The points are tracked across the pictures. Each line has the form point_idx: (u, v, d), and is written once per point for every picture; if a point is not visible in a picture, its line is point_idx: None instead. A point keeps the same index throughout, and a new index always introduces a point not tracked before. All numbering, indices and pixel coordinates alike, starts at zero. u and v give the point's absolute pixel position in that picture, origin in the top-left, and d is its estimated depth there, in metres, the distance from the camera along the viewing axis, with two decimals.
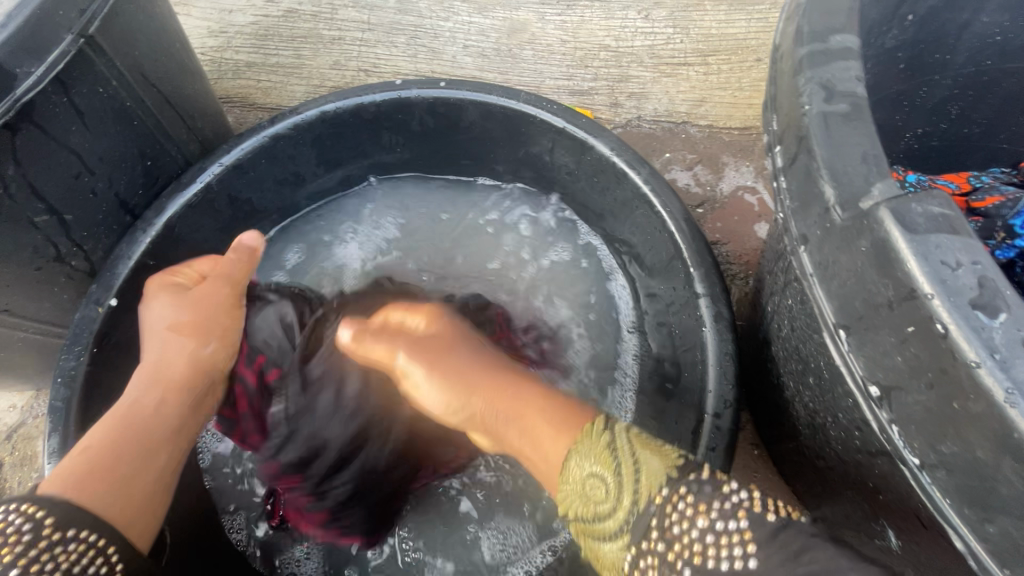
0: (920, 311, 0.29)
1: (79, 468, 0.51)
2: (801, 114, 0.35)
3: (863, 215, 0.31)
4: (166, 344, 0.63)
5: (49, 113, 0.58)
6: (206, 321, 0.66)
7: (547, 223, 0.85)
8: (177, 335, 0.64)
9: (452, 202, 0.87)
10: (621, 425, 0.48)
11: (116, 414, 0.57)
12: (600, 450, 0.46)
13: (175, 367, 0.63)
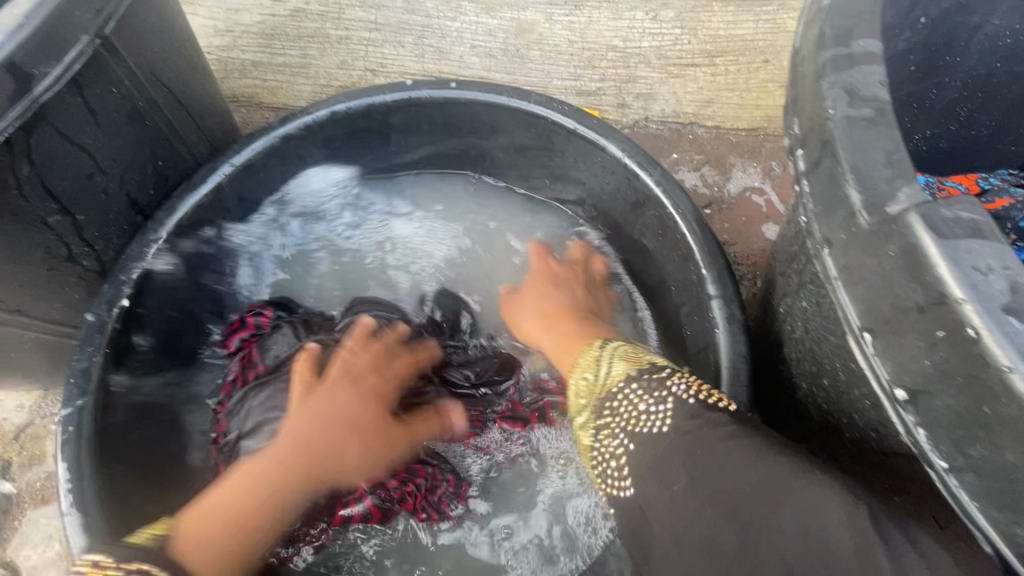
0: (951, 316, 0.28)
1: (199, 539, 0.52)
2: (825, 117, 0.35)
3: (891, 220, 0.31)
4: (325, 424, 0.59)
5: (62, 113, 0.58)
6: (363, 426, 0.62)
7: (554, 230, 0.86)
8: (319, 419, 0.59)
9: (461, 208, 0.88)
10: (612, 345, 0.62)
11: (244, 476, 0.56)
12: (590, 361, 0.61)
13: (328, 447, 0.59)
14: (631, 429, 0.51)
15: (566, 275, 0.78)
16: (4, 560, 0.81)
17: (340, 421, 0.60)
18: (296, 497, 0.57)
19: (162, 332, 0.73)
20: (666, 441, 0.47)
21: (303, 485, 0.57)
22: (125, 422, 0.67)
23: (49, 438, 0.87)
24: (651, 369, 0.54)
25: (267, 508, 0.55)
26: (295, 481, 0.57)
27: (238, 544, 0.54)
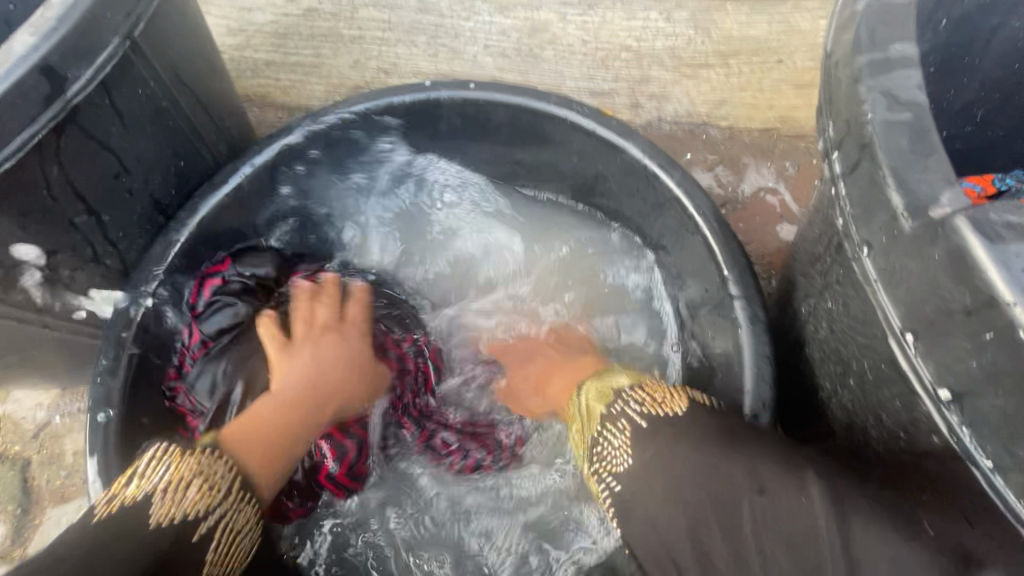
0: (999, 319, 0.28)
1: (240, 439, 0.56)
2: (863, 121, 0.36)
3: (936, 224, 0.31)
4: (304, 376, 0.65)
5: (92, 115, 0.58)
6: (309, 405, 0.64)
7: (578, 230, 0.87)
8: (303, 366, 0.66)
9: (501, 200, 0.90)
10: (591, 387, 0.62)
11: (263, 399, 0.62)
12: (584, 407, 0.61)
13: (326, 391, 0.66)
14: (613, 462, 0.53)
15: (538, 360, 0.77)
16: (26, 558, 0.82)
17: (328, 358, 0.68)
18: (308, 425, 0.63)
19: (184, 330, 0.74)
20: (635, 470, 0.51)
21: (312, 408, 0.64)
22: (150, 420, 0.68)
23: (69, 437, 0.88)
24: (625, 390, 0.57)
25: (285, 434, 0.60)
26: (300, 417, 0.62)
27: (275, 455, 0.57)
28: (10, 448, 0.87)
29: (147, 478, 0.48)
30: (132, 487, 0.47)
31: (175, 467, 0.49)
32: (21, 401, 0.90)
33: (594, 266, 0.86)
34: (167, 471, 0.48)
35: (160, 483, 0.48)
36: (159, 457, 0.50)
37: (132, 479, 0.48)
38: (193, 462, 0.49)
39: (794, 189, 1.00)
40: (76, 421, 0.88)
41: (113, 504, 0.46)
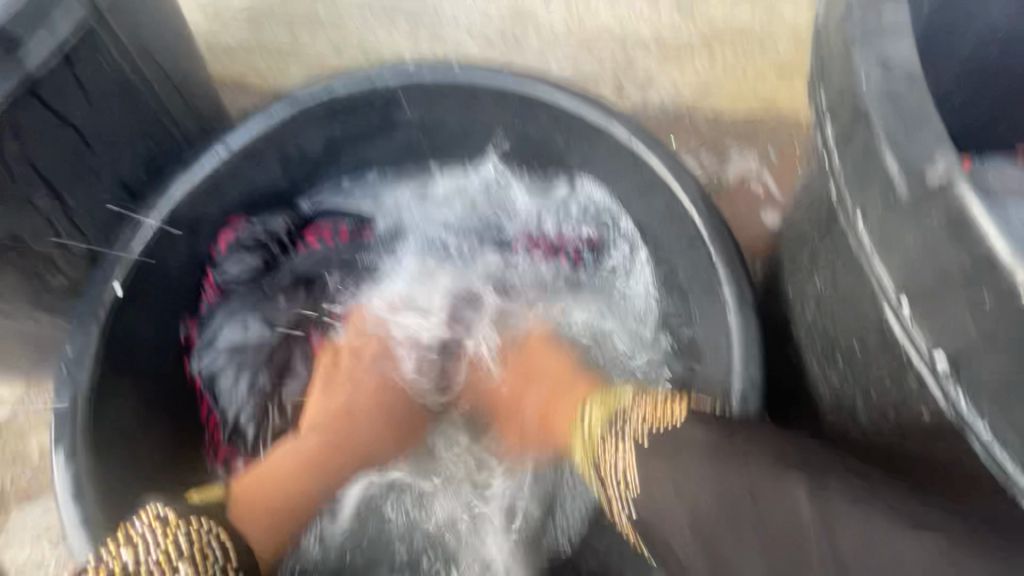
0: (1000, 281, 0.28)
1: (251, 502, 0.66)
2: (858, 89, 0.35)
3: (933, 189, 0.30)
4: (341, 416, 0.72)
5: (53, 88, 0.56)
6: (331, 449, 0.70)
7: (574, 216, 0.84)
8: (325, 413, 0.71)
9: (486, 165, 0.85)
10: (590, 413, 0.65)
11: (278, 452, 0.69)
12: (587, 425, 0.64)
13: (359, 441, 0.72)
14: (607, 467, 0.58)
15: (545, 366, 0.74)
16: None
17: (352, 411, 0.72)
18: (334, 478, 0.70)
19: (155, 319, 0.71)
20: (638, 476, 0.53)
21: (337, 465, 0.70)
22: (123, 412, 0.65)
23: (35, 433, 0.84)
24: (628, 407, 0.61)
25: (298, 491, 0.68)
26: (317, 477, 0.69)
27: (292, 509, 0.67)
28: None
29: (136, 548, 0.51)
30: (124, 552, 0.51)
31: (164, 546, 0.52)
32: None
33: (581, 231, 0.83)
34: (156, 549, 0.52)
35: (147, 559, 0.51)
36: (151, 530, 0.54)
37: (122, 544, 0.52)
38: (181, 543, 0.53)
39: (777, 175, 1.02)
40: (42, 416, 0.84)
41: (103, 567, 0.50)
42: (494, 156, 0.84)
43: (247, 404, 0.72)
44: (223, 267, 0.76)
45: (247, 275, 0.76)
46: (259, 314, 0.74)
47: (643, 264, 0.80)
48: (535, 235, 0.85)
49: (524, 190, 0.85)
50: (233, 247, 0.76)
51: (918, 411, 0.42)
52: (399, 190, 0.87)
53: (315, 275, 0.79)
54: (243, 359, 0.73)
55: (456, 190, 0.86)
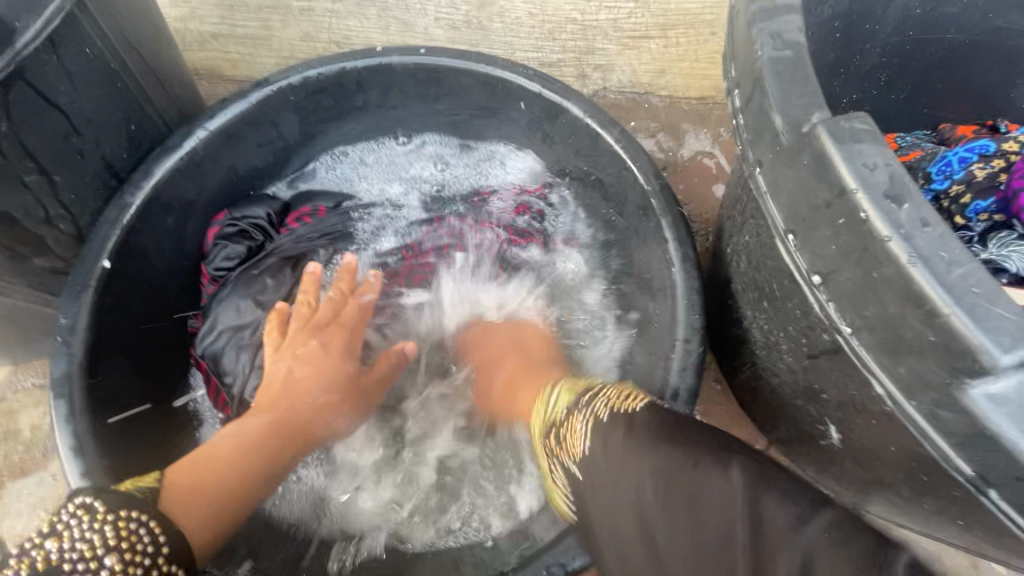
0: (849, 204, 0.34)
1: (188, 490, 0.54)
2: (755, 58, 0.42)
3: (805, 136, 0.37)
4: (309, 381, 0.67)
5: (40, 71, 0.59)
6: (306, 414, 0.66)
7: (528, 180, 0.90)
8: (285, 380, 0.66)
9: (444, 146, 0.92)
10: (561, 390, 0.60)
11: (231, 434, 0.61)
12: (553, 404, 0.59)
13: (313, 418, 0.67)
14: (575, 446, 0.52)
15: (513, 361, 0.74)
16: None
17: (299, 386, 0.67)
18: (285, 452, 0.63)
19: (143, 294, 0.75)
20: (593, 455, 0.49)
21: (279, 439, 0.63)
22: (113, 378, 0.69)
23: (25, 411, 0.87)
24: (601, 390, 0.56)
25: (240, 476, 0.58)
26: (266, 456, 0.61)
27: (235, 493, 0.56)
28: None
29: (64, 540, 0.47)
30: (52, 543, 0.47)
31: (92, 537, 0.48)
32: None
33: (547, 203, 0.89)
34: (84, 539, 0.47)
35: (74, 550, 0.47)
36: (80, 521, 0.48)
37: (50, 536, 0.48)
38: (111, 531, 0.48)
39: (730, 151, 1.09)
40: (32, 395, 0.87)
41: (28, 560, 0.47)
42: (453, 138, 0.91)
43: (251, 377, 0.74)
44: (213, 261, 0.80)
45: (233, 264, 0.80)
46: (248, 295, 0.77)
47: (603, 230, 0.85)
48: (500, 208, 0.89)
49: (486, 166, 0.92)
50: (219, 238, 0.80)
51: (822, 337, 0.48)
52: (366, 172, 0.92)
53: (302, 252, 0.81)
54: (242, 338, 0.76)
55: (422, 170, 0.92)
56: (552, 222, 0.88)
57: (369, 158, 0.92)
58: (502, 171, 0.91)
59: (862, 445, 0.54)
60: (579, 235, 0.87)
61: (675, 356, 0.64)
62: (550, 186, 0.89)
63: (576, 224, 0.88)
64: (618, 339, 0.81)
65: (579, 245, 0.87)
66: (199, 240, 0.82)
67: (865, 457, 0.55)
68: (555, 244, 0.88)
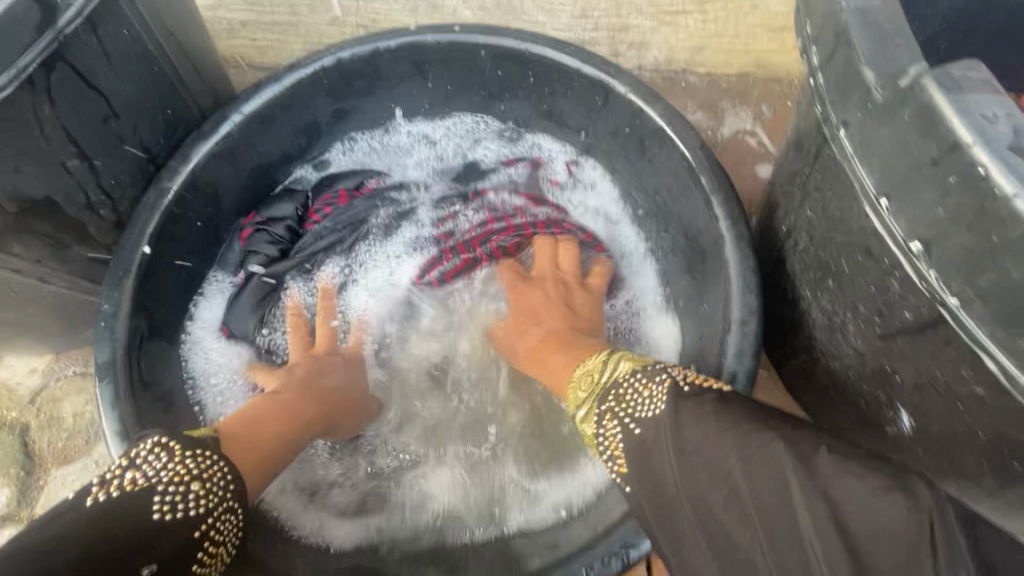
0: (963, 162, 0.31)
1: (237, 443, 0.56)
2: (838, 11, 0.38)
3: (903, 90, 0.34)
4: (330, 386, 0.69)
5: (80, 53, 0.58)
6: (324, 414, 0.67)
7: (553, 154, 0.88)
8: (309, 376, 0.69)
9: (460, 123, 0.88)
10: (605, 365, 0.57)
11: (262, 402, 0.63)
12: (595, 381, 0.56)
13: (342, 387, 0.71)
14: (640, 412, 0.48)
15: (539, 300, 0.72)
16: (33, 517, 0.83)
17: (331, 368, 0.72)
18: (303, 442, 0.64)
19: (182, 280, 0.74)
20: (662, 416, 0.46)
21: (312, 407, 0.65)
22: (152, 363, 0.69)
23: (67, 399, 0.88)
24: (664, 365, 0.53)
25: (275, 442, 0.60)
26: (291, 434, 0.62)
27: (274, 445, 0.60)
28: (7, 415, 0.87)
29: (146, 470, 0.48)
30: (134, 474, 0.48)
31: (176, 467, 0.49)
32: (13, 367, 0.89)
33: (570, 178, 0.87)
34: (165, 470, 0.48)
35: (161, 479, 0.48)
36: (158, 457, 0.49)
37: (130, 468, 0.48)
38: (194, 464, 0.49)
39: (772, 129, 1.04)
40: (74, 384, 0.88)
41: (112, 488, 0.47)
42: (473, 115, 0.88)
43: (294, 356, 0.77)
44: (246, 262, 0.78)
45: (266, 264, 0.77)
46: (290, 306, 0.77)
47: (634, 203, 0.83)
48: (524, 183, 0.87)
49: (509, 142, 0.89)
50: (250, 243, 0.78)
51: (900, 314, 0.46)
52: (386, 156, 0.88)
53: (335, 241, 0.80)
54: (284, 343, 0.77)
55: (445, 150, 0.89)
56: (580, 200, 0.87)
57: (382, 145, 0.88)
58: (529, 146, 0.88)
59: (942, 430, 0.50)
60: (608, 207, 0.86)
61: (730, 340, 0.61)
62: (573, 164, 0.87)
63: (602, 198, 0.86)
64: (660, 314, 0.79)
65: (608, 218, 0.85)
66: (234, 225, 0.81)
67: (941, 445, 0.52)
68: (582, 216, 0.86)
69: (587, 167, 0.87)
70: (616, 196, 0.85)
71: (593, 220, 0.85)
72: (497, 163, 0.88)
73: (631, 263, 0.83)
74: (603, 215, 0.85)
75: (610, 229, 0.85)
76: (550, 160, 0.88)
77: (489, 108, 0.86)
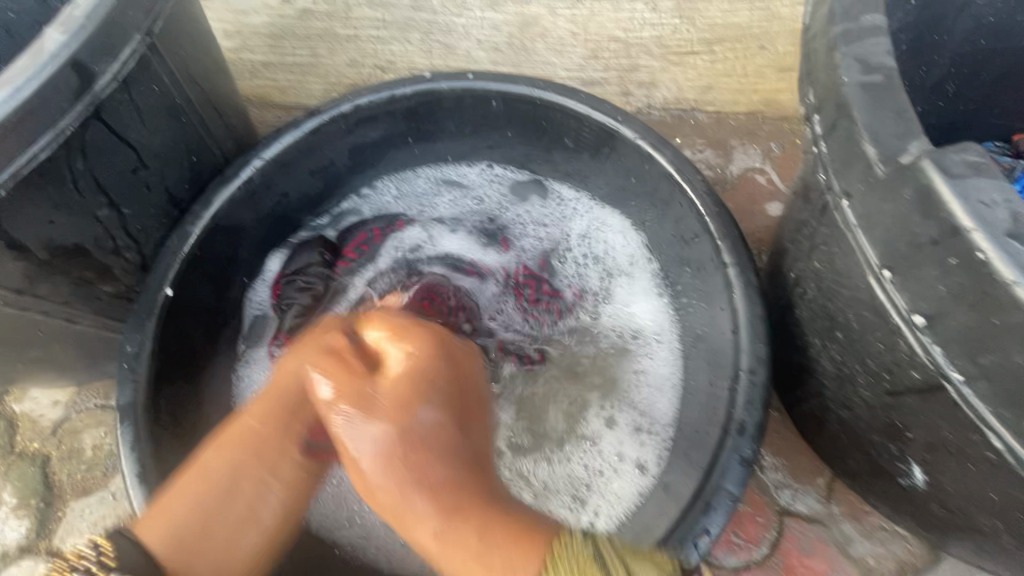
0: (962, 245, 0.33)
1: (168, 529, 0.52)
2: (840, 85, 0.40)
3: (905, 168, 0.36)
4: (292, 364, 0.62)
5: (114, 110, 0.61)
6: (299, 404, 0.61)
7: (573, 204, 0.90)
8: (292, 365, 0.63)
9: (478, 173, 0.92)
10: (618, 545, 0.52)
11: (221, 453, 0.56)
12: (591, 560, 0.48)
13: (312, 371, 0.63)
14: None
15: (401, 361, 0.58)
16: (51, 549, 0.84)
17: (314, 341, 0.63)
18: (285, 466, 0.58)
19: (203, 320, 0.77)
20: None
21: (280, 452, 0.57)
22: (171, 401, 0.71)
23: (88, 431, 0.90)
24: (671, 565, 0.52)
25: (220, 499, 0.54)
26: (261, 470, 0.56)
27: (233, 524, 0.55)
28: (29, 446, 0.89)
29: None
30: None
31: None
32: (36, 399, 0.92)
33: (578, 231, 0.89)
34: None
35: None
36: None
37: None
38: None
39: (782, 167, 1.04)
40: (94, 416, 0.90)
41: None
42: (489, 166, 0.91)
43: None
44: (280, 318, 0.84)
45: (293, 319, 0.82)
46: None
47: (637, 253, 0.86)
48: (535, 238, 0.91)
49: (523, 192, 0.91)
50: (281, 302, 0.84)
51: (908, 374, 0.46)
52: (407, 203, 0.92)
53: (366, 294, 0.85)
54: None
55: (465, 196, 0.92)
56: (600, 259, 0.88)
57: (402, 191, 0.92)
58: (545, 197, 0.91)
59: (955, 491, 0.50)
60: (627, 268, 0.86)
61: (739, 388, 0.61)
62: (584, 214, 0.89)
63: (609, 249, 0.88)
64: (665, 375, 0.79)
65: (629, 280, 0.86)
66: (250, 261, 0.83)
67: (957, 503, 0.51)
68: (591, 271, 0.88)
69: (597, 215, 0.88)
70: (637, 252, 0.85)
71: (602, 275, 0.87)
72: (510, 213, 0.92)
73: (645, 326, 0.83)
74: (612, 267, 0.87)
75: (618, 281, 0.86)
76: (563, 213, 0.90)
77: (501, 151, 0.88)
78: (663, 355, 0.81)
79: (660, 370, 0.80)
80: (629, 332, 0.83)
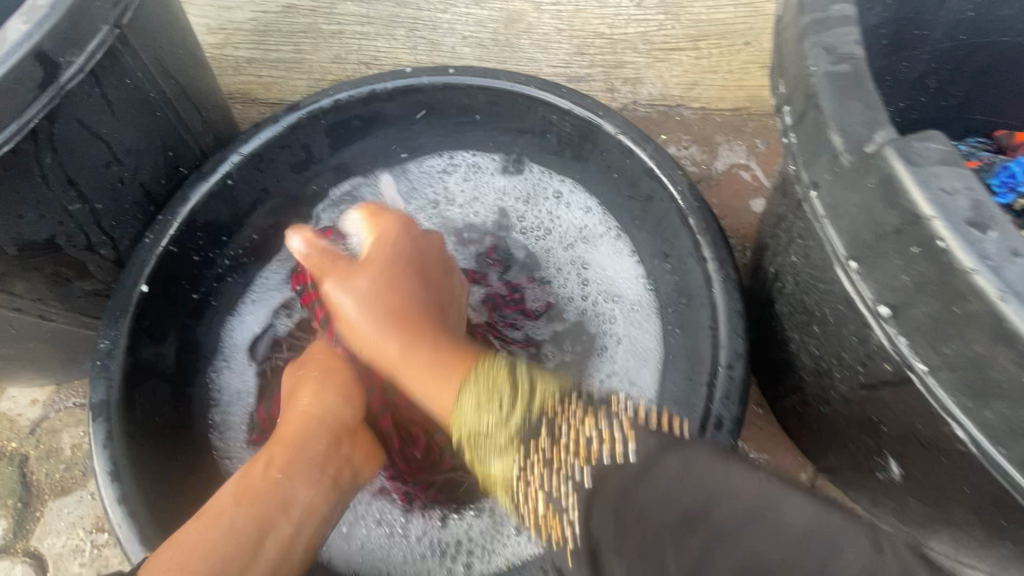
0: (923, 233, 0.34)
1: None
2: (808, 75, 0.39)
3: (869, 157, 0.36)
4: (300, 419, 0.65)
5: (83, 104, 0.60)
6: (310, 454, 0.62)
7: (534, 180, 0.89)
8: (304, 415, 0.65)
9: (440, 166, 0.90)
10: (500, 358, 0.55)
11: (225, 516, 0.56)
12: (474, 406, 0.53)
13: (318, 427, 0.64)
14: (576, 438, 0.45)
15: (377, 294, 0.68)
16: (29, 550, 0.83)
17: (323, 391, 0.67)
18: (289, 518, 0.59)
19: (181, 317, 0.76)
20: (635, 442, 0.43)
21: (304, 482, 0.61)
22: (148, 398, 0.70)
23: (67, 430, 0.89)
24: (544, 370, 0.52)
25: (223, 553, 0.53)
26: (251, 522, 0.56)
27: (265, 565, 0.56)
28: (7, 446, 0.88)
29: None
30: None
31: None
32: (14, 398, 0.91)
33: (539, 209, 0.89)
34: None
35: None
36: None
37: None
38: None
39: (766, 163, 1.04)
40: (73, 415, 0.89)
41: None
42: (451, 154, 0.89)
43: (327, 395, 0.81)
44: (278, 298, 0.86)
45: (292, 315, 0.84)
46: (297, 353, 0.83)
47: (596, 224, 0.86)
48: (507, 225, 0.89)
49: (487, 177, 0.90)
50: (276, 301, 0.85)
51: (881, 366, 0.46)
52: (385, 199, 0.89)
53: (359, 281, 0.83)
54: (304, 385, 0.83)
55: (437, 188, 0.91)
56: (565, 237, 0.87)
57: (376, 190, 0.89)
58: (503, 181, 0.89)
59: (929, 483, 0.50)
60: (593, 242, 0.86)
61: (716, 383, 0.61)
62: (541, 189, 0.88)
63: (571, 224, 0.87)
64: (643, 348, 0.79)
65: (594, 249, 0.86)
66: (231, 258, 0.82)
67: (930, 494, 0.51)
68: (561, 252, 0.87)
69: (554, 189, 0.88)
70: (591, 219, 0.86)
71: (568, 249, 0.87)
72: (480, 201, 0.90)
73: (624, 298, 0.83)
74: (576, 241, 0.87)
75: (585, 256, 0.86)
76: (528, 195, 0.89)
77: (484, 146, 0.87)
78: (639, 328, 0.81)
79: (638, 342, 0.80)
80: (605, 309, 0.83)
